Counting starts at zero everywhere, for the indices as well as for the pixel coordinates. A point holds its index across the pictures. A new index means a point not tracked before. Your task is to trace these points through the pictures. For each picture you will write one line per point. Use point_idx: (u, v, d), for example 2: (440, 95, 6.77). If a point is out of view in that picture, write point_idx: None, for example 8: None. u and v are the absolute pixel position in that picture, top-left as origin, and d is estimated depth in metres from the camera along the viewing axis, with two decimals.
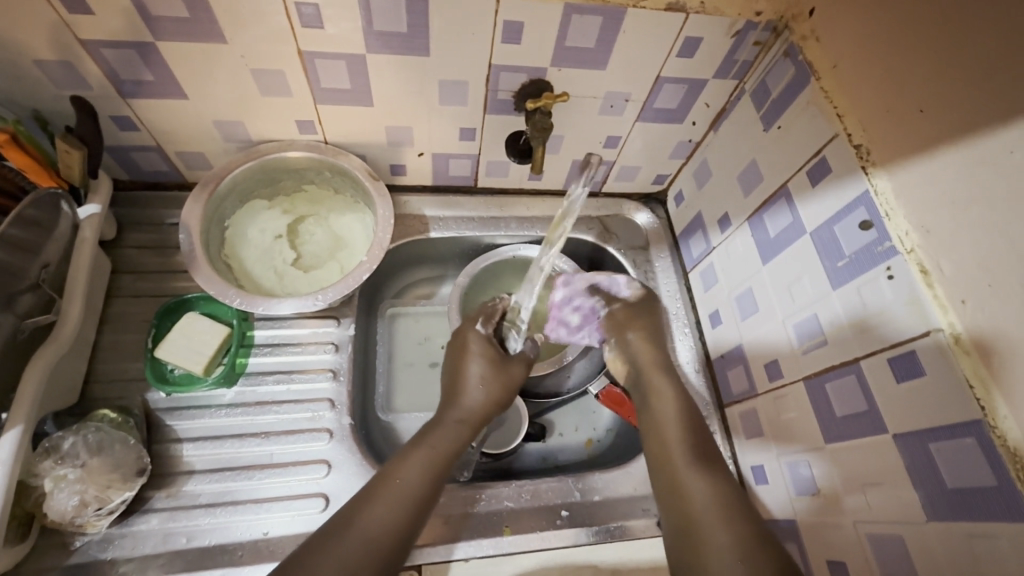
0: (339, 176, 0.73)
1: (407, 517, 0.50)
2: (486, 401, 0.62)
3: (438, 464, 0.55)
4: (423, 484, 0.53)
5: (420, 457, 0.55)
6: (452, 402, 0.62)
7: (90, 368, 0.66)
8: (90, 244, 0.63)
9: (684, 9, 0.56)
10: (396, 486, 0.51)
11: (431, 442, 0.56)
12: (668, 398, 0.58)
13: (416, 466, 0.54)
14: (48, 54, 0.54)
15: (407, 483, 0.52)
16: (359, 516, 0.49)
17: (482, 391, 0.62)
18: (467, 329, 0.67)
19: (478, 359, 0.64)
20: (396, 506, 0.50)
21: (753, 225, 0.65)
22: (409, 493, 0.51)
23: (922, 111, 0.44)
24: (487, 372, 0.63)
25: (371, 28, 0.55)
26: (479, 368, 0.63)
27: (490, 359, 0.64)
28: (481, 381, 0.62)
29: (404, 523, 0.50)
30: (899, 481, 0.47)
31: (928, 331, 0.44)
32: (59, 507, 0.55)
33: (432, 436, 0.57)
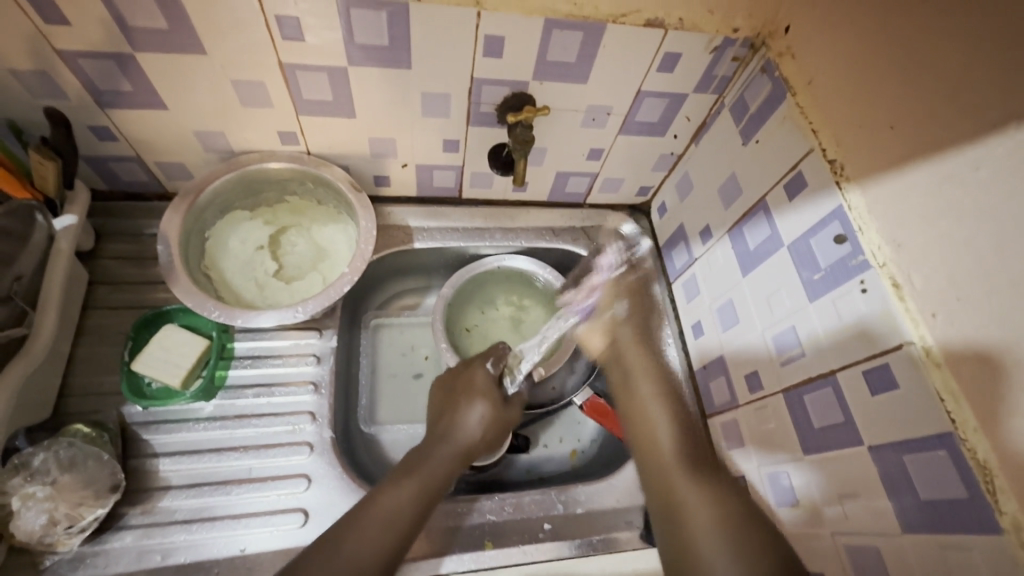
0: (322, 187, 0.73)
1: (388, 545, 0.50)
2: (480, 441, 0.63)
3: (424, 495, 0.54)
4: (405, 513, 0.52)
5: (404, 484, 0.54)
6: (447, 436, 0.61)
7: (64, 382, 0.65)
8: (66, 255, 0.62)
9: (662, 25, 0.57)
10: (381, 513, 0.51)
11: (424, 473, 0.56)
12: (651, 381, 0.61)
13: (399, 492, 0.53)
14: (24, 63, 0.54)
15: (392, 508, 0.52)
16: (339, 543, 0.48)
17: (482, 428, 0.63)
18: (472, 367, 0.68)
19: (482, 398, 0.64)
20: (376, 534, 0.50)
21: (733, 237, 0.66)
22: (388, 521, 0.51)
23: (892, 128, 0.45)
24: (488, 410, 0.64)
25: (353, 40, 0.55)
26: (479, 404, 0.64)
27: (492, 400, 0.65)
28: (483, 419, 0.63)
29: (383, 552, 0.49)
30: (876, 493, 0.47)
31: (901, 344, 0.44)
32: (26, 527, 0.54)
33: (421, 466, 0.57)
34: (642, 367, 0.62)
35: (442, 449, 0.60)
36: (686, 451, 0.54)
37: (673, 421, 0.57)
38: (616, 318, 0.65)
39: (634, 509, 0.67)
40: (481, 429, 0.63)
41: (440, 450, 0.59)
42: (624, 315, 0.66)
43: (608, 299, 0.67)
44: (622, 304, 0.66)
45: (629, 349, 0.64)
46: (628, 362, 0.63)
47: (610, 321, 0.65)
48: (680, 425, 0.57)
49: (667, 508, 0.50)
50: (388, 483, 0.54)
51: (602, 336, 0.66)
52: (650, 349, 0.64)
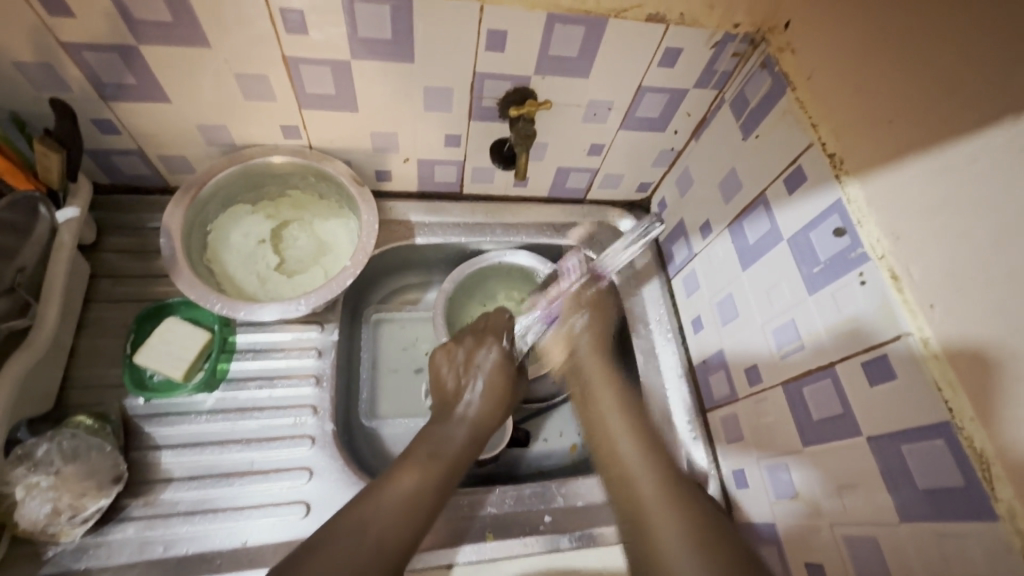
0: (324, 181, 0.73)
1: (411, 524, 0.50)
2: (493, 419, 0.62)
3: (447, 475, 0.55)
4: (428, 489, 0.53)
5: (423, 465, 0.55)
6: (462, 417, 0.61)
7: (67, 375, 0.65)
8: (68, 249, 0.62)
9: (664, 20, 0.57)
10: (398, 492, 0.52)
11: (429, 455, 0.56)
12: (607, 385, 0.63)
13: (425, 467, 0.55)
14: (27, 55, 0.54)
15: (408, 490, 0.52)
16: (367, 517, 0.49)
17: (494, 409, 0.63)
18: (478, 344, 0.67)
19: (492, 378, 0.64)
20: (402, 507, 0.51)
21: (733, 232, 0.66)
22: (411, 497, 0.52)
23: (891, 122, 0.46)
24: (497, 390, 0.64)
25: (356, 34, 0.55)
26: (487, 381, 0.64)
27: (504, 379, 0.65)
28: (491, 400, 0.63)
29: (410, 529, 0.50)
30: (874, 485, 0.48)
31: (899, 335, 0.45)
32: (30, 516, 0.54)
33: (439, 448, 0.57)
34: (602, 374, 0.65)
35: (451, 429, 0.59)
36: (652, 462, 0.54)
37: (629, 427, 0.58)
38: (574, 330, 0.70)
39: None
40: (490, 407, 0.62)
41: (451, 429, 0.59)
42: (581, 327, 0.70)
43: (571, 308, 0.72)
44: (582, 315, 0.71)
45: (588, 358, 0.67)
46: (586, 372, 0.66)
47: (568, 332, 0.70)
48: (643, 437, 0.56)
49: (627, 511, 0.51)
50: (409, 461, 0.55)
51: (566, 343, 0.69)
52: (607, 357, 0.68)
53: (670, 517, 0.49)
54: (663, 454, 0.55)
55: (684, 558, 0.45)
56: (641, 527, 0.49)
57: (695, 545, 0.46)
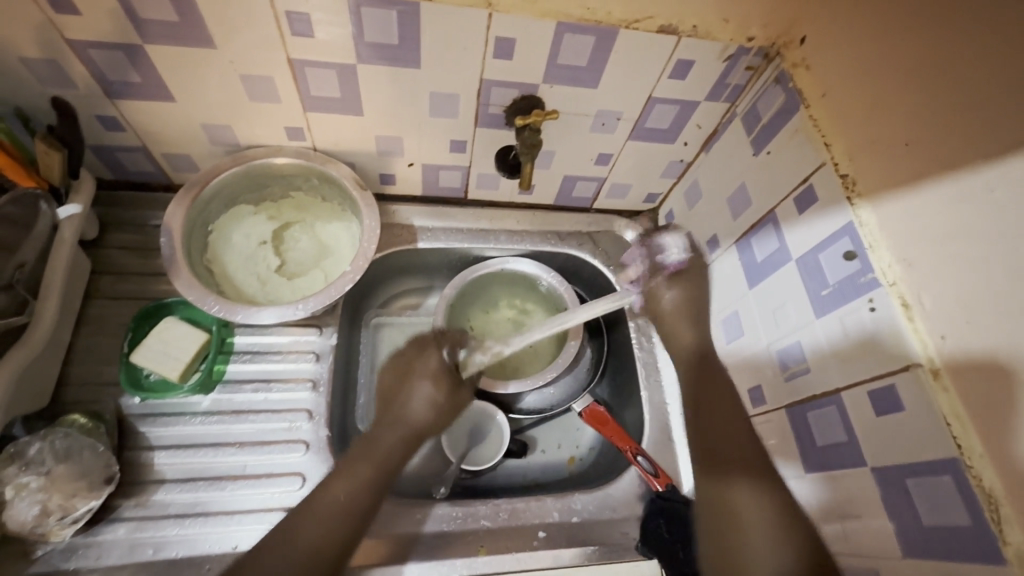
0: (328, 183, 0.73)
1: (344, 529, 0.54)
2: (434, 424, 0.61)
3: (378, 478, 0.57)
4: (358, 495, 0.55)
5: (354, 468, 0.56)
6: (396, 420, 0.59)
7: (63, 371, 0.64)
8: (69, 244, 0.61)
9: (676, 32, 0.56)
10: (333, 498, 0.54)
11: (372, 456, 0.57)
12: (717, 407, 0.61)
13: (355, 472, 0.56)
14: (32, 51, 0.53)
15: (342, 495, 0.55)
16: (298, 531, 0.52)
17: (432, 413, 0.61)
18: (412, 360, 0.63)
19: (425, 386, 0.61)
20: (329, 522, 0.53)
21: (741, 248, 0.65)
22: (340, 509, 0.54)
23: (907, 144, 0.45)
24: (439, 395, 0.61)
25: (362, 38, 0.54)
26: (423, 385, 0.61)
27: (441, 386, 0.61)
28: (431, 403, 0.61)
29: (337, 541, 0.53)
30: (877, 516, 0.47)
31: (908, 365, 0.43)
32: (18, 517, 0.54)
33: (372, 450, 0.58)
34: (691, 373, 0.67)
35: (391, 433, 0.59)
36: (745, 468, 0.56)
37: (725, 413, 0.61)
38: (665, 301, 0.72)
39: (630, 520, 0.67)
40: (428, 412, 0.60)
41: (389, 434, 0.59)
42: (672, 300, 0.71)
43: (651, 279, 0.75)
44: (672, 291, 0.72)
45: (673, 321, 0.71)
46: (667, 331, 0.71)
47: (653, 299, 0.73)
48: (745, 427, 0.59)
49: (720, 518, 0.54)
50: (340, 469, 0.56)
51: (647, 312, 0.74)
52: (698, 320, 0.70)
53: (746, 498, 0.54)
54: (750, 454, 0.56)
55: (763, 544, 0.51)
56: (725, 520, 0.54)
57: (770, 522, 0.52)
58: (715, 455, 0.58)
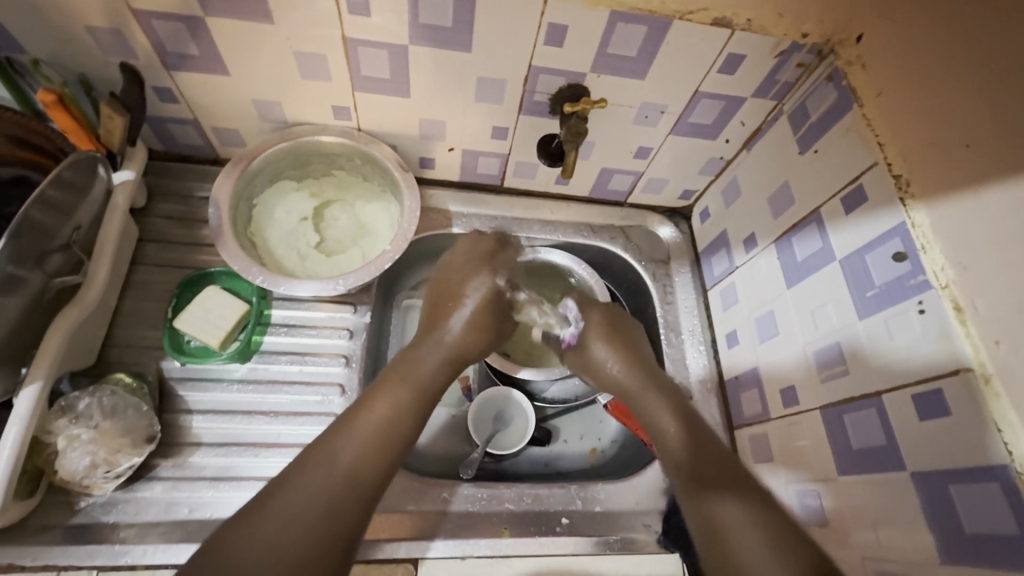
0: (369, 164, 0.74)
1: (383, 457, 0.49)
2: (475, 344, 0.60)
3: (417, 406, 0.54)
4: (393, 427, 0.51)
5: (392, 396, 0.53)
6: (435, 341, 0.58)
7: (109, 333, 0.66)
8: (122, 211, 0.63)
9: (730, 25, 0.56)
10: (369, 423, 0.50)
11: (408, 379, 0.54)
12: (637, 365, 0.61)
13: (390, 404, 0.52)
14: (100, 20, 0.55)
15: (382, 420, 0.51)
16: (334, 458, 0.47)
17: (473, 333, 0.59)
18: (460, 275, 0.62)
19: (473, 314, 0.60)
20: (366, 447, 0.49)
21: (780, 247, 0.64)
22: (379, 433, 0.50)
23: (969, 146, 0.44)
24: (480, 317, 0.60)
25: (417, 20, 0.55)
26: (476, 308, 0.60)
27: (488, 310, 0.60)
28: (472, 324, 0.60)
29: (377, 469, 0.48)
30: (914, 522, 0.46)
31: (957, 369, 0.43)
32: (70, 467, 0.55)
33: (409, 372, 0.55)
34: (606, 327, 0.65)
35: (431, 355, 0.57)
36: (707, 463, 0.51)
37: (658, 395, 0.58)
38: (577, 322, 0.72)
39: (652, 513, 0.67)
40: (468, 334, 0.59)
41: (427, 356, 0.57)
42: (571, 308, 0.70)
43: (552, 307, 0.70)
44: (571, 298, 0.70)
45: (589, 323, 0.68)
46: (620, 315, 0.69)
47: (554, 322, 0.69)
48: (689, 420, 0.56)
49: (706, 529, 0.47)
50: (377, 393, 0.53)
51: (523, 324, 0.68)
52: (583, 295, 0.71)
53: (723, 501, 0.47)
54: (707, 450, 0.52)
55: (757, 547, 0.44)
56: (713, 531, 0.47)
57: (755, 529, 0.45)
58: (701, 466, 0.51)
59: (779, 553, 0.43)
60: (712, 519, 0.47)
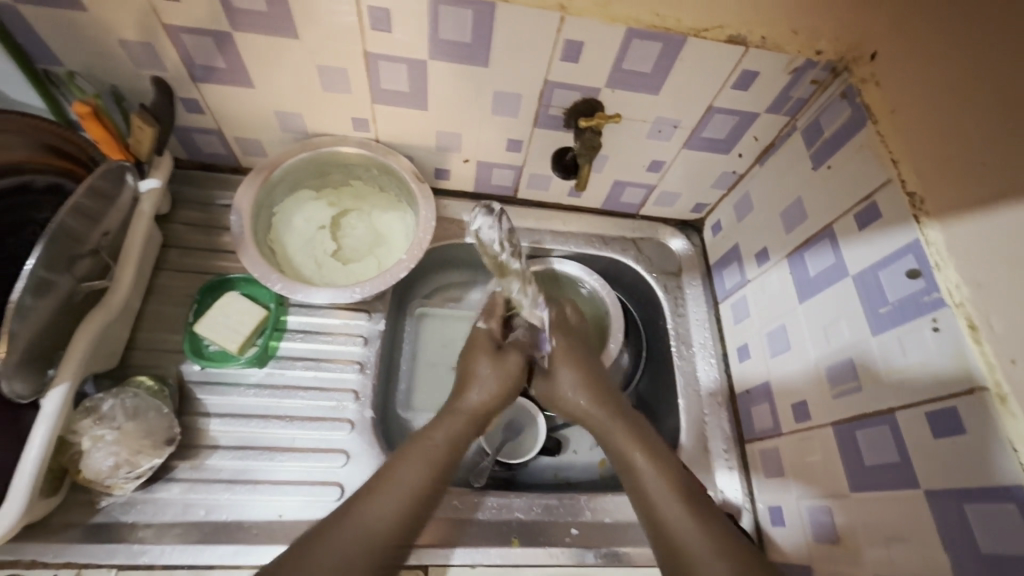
0: (386, 174, 0.75)
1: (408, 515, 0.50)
2: (498, 402, 0.63)
3: (446, 467, 0.55)
4: (421, 489, 0.52)
5: (423, 457, 0.54)
6: (461, 404, 0.61)
7: (131, 336, 0.68)
8: (147, 218, 0.65)
9: (744, 42, 0.56)
10: (399, 480, 0.52)
11: (436, 439, 0.56)
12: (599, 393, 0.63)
13: (420, 464, 0.53)
14: (132, 34, 0.57)
15: (410, 480, 0.52)
16: (365, 520, 0.48)
17: (496, 393, 0.63)
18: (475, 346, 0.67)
19: (489, 381, 0.63)
20: (395, 509, 0.50)
21: (792, 262, 0.64)
22: (409, 493, 0.51)
23: (984, 165, 0.44)
24: (495, 370, 0.64)
25: (437, 36, 0.57)
26: (490, 376, 0.63)
27: (500, 363, 0.65)
28: (489, 379, 0.63)
29: (401, 528, 0.50)
30: (928, 541, 0.46)
31: (971, 388, 0.43)
32: (94, 466, 0.57)
33: (437, 432, 0.57)
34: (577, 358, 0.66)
35: (455, 421, 0.59)
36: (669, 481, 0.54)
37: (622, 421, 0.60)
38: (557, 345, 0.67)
39: None
40: (489, 401, 0.62)
41: (453, 420, 0.59)
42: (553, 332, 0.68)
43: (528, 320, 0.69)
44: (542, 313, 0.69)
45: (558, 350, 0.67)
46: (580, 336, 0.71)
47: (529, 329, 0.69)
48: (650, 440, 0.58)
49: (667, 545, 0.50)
50: (406, 454, 0.54)
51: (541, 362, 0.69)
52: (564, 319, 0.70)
53: (686, 517, 0.51)
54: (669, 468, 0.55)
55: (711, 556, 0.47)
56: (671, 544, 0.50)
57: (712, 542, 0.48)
58: (662, 488, 0.53)
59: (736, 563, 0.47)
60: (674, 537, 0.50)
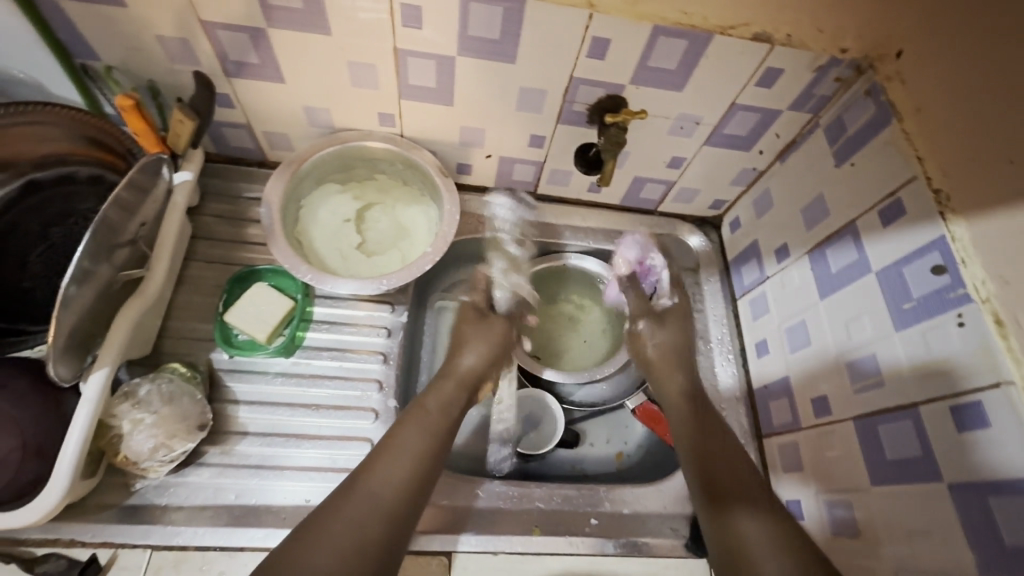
0: (409, 169, 0.77)
1: (415, 476, 0.52)
2: (488, 364, 0.68)
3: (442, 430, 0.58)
4: (423, 450, 0.54)
5: (418, 420, 0.57)
6: (449, 373, 0.65)
7: (163, 325, 0.70)
8: (181, 209, 0.67)
9: (770, 40, 0.57)
10: (401, 445, 0.54)
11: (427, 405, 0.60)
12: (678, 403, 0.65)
13: (418, 430, 0.56)
14: (170, 30, 0.59)
15: (412, 443, 0.54)
16: (375, 484, 0.49)
17: (483, 357, 0.68)
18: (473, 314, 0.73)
19: (480, 345, 0.69)
20: (401, 470, 0.52)
21: (813, 258, 0.65)
22: (415, 454, 0.53)
23: (1011, 162, 0.44)
24: (482, 337, 0.70)
25: (466, 32, 0.58)
26: (477, 342, 0.69)
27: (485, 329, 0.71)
28: (477, 347, 0.68)
29: (411, 488, 0.51)
30: (950, 534, 0.46)
31: (997, 383, 0.43)
32: (135, 448, 0.59)
33: (429, 399, 0.61)
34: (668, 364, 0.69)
35: (444, 386, 0.63)
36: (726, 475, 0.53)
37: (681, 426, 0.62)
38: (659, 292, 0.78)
39: (680, 518, 0.67)
40: (480, 363, 0.67)
41: (443, 385, 0.63)
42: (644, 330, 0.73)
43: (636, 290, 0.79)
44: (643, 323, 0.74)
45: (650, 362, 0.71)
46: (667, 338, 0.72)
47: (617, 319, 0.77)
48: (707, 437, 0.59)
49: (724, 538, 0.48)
50: (404, 423, 0.57)
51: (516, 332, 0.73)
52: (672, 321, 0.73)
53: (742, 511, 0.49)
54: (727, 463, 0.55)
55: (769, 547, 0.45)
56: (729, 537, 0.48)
57: (771, 535, 0.46)
58: (720, 483, 0.53)
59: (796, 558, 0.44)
60: (732, 532, 0.48)
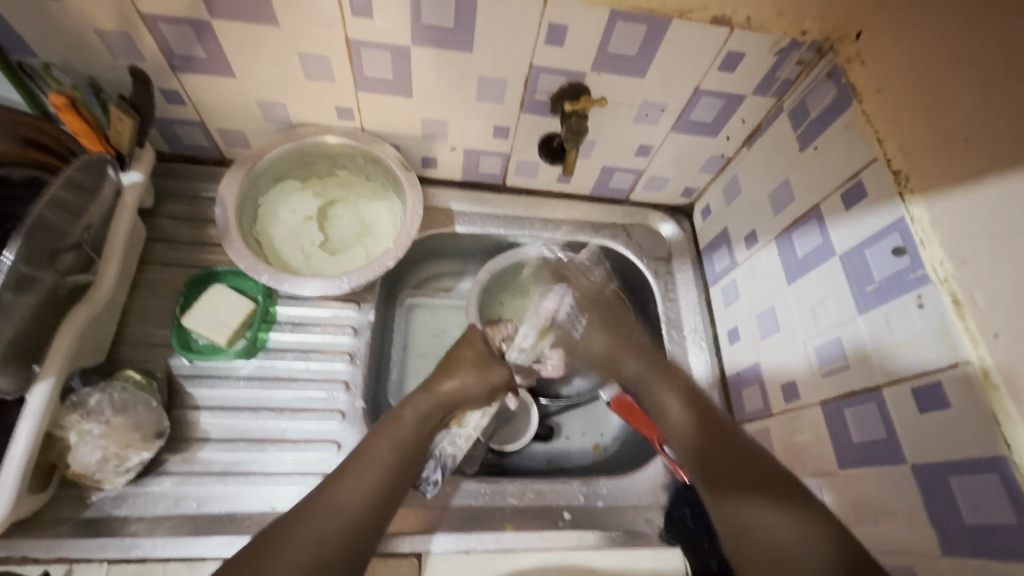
0: (372, 164, 0.75)
1: (381, 492, 0.50)
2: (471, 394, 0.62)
3: (414, 443, 0.55)
4: (392, 464, 0.52)
5: (391, 434, 0.54)
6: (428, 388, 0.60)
7: (119, 331, 0.68)
8: (130, 210, 0.65)
9: (729, 23, 0.56)
10: (371, 458, 0.51)
11: (402, 416, 0.56)
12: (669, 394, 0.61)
13: (390, 442, 0.53)
14: (109, 24, 0.56)
15: (382, 455, 0.52)
16: (340, 501, 0.47)
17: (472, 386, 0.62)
18: (468, 342, 0.66)
19: (465, 370, 0.63)
20: (366, 485, 0.49)
21: (781, 244, 0.64)
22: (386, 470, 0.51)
23: (967, 141, 0.44)
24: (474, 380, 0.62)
25: (419, 20, 0.56)
26: (466, 366, 0.63)
27: (481, 369, 0.64)
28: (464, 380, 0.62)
29: (376, 503, 0.49)
30: (913, 514, 0.46)
31: (956, 363, 0.43)
32: (83, 459, 0.57)
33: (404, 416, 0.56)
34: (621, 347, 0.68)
35: (421, 400, 0.58)
36: (724, 455, 0.52)
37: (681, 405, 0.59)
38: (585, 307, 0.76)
39: (654, 508, 0.67)
40: (461, 390, 0.61)
41: (420, 398, 0.58)
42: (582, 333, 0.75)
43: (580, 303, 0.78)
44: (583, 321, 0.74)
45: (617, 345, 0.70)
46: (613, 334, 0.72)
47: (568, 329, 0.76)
48: (696, 416, 0.57)
49: (738, 528, 0.48)
50: (378, 434, 0.54)
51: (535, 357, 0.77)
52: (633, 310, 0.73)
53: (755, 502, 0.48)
54: (721, 437, 0.54)
55: (789, 528, 0.45)
56: (742, 526, 0.47)
57: (785, 516, 0.46)
58: (717, 470, 0.51)
59: (810, 532, 0.44)
60: (742, 522, 0.47)
